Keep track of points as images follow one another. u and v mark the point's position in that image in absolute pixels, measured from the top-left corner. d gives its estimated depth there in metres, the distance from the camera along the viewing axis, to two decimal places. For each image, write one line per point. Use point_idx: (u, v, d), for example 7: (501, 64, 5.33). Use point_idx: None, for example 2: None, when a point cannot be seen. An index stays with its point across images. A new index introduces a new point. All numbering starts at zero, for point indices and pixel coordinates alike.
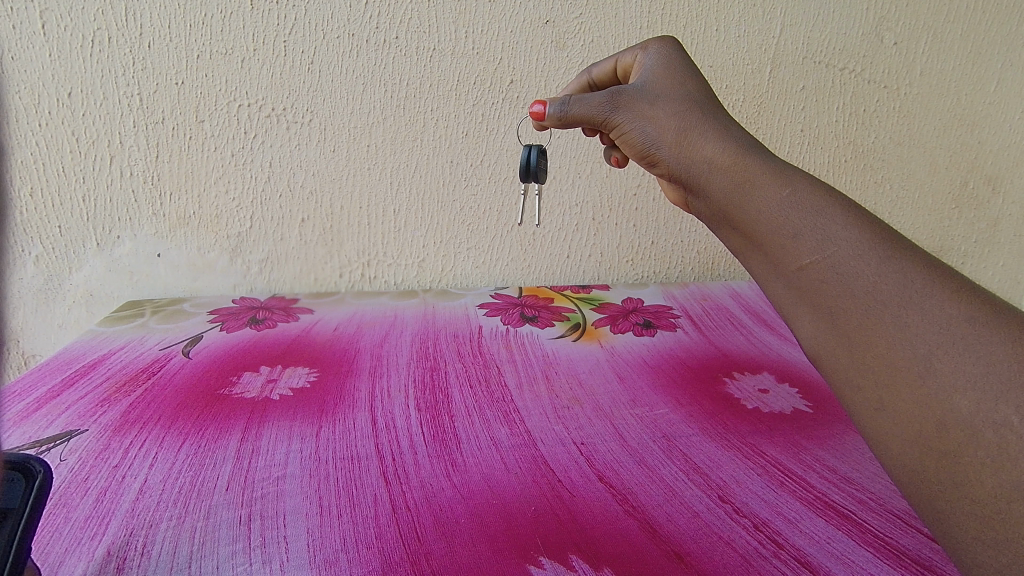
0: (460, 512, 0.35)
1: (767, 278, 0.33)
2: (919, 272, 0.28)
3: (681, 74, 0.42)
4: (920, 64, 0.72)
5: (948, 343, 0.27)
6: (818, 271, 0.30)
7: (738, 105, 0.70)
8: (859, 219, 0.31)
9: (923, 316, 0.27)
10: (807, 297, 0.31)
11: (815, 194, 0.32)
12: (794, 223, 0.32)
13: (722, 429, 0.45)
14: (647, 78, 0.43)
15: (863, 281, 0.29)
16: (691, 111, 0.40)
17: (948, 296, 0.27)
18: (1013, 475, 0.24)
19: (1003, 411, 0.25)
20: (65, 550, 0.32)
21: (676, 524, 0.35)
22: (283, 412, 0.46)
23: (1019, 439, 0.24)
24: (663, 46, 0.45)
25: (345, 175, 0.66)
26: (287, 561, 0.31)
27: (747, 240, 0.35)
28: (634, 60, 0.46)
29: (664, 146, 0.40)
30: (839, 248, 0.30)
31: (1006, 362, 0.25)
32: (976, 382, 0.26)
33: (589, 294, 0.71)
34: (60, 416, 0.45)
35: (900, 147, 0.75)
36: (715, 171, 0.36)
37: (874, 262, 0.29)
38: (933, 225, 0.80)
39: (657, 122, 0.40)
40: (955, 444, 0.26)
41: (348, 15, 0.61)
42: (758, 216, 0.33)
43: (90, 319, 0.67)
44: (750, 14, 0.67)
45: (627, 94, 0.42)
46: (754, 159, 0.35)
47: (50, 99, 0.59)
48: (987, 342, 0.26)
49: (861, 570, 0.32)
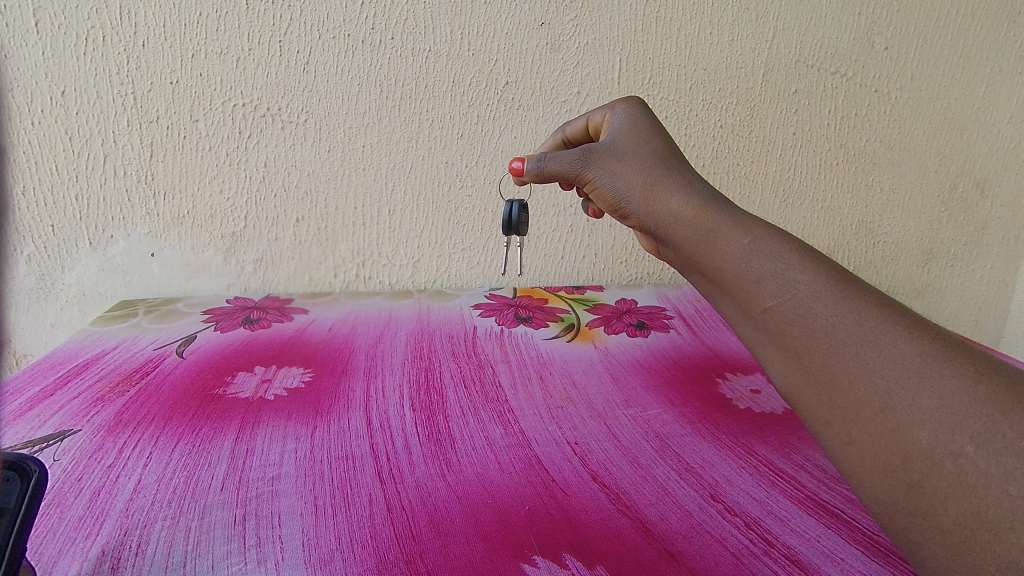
0: (455, 513, 0.36)
1: (738, 320, 0.35)
2: (874, 312, 0.30)
3: (646, 131, 0.45)
4: (911, 68, 0.73)
5: (904, 378, 0.27)
6: (780, 312, 0.32)
7: (731, 108, 0.71)
8: (817, 263, 0.32)
9: (880, 353, 0.28)
10: (774, 337, 0.32)
11: (772, 241, 0.34)
12: (755, 268, 0.34)
13: (714, 429, 0.46)
14: (615, 135, 0.45)
15: (822, 320, 0.30)
16: (655, 166, 0.42)
17: (903, 334, 0.29)
18: (974, 504, 0.25)
19: (959, 441, 0.26)
20: (59, 550, 0.32)
21: (669, 523, 0.35)
22: (278, 412, 0.46)
23: (976, 469, 0.25)
24: (628, 106, 0.47)
25: (340, 175, 0.67)
26: (281, 561, 0.31)
27: (715, 286, 0.37)
28: (603, 119, 0.49)
29: (632, 199, 0.42)
30: (798, 290, 0.32)
31: (957, 396, 0.26)
32: (932, 416, 0.26)
33: (584, 295, 0.72)
34: (53, 416, 0.45)
35: (890, 150, 0.76)
36: (680, 223, 0.39)
37: (832, 303, 0.30)
38: (922, 228, 0.81)
39: (625, 177, 0.42)
40: (920, 475, 0.26)
41: (343, 16, 0.61)
42: (724, 265, 0.35)
43: (82, 319, 0.67)
44: (744, 18, 0.68)
45: (597, 152, 0.45)
46: (716, 211, 0.37)
47: (42, 98, 0.59)
48: (939, 375, 0.27)
49: (850, 567, 0.33)
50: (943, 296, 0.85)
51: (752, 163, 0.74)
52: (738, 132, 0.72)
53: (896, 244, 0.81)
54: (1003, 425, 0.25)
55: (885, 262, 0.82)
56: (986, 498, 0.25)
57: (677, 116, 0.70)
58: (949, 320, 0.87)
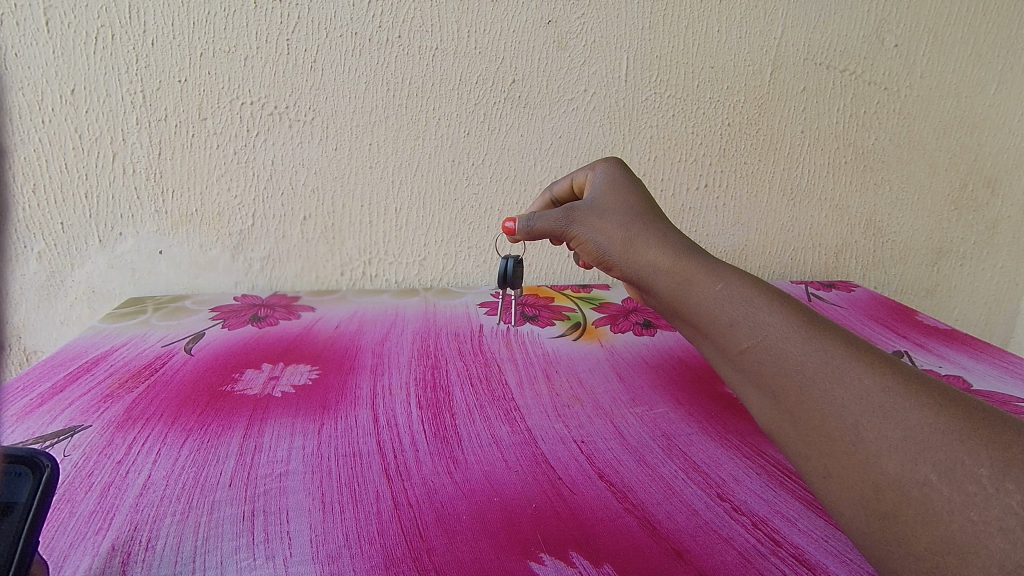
0: (462, 511, 0.36)
1: (718, 362, 0.36)
2: (839, 349, 0.31)
3: (624, 189, 0.46)
4: (922, 66, 0.73)
5: (869, 412, 0.28)
6: (755, 354, 0.33)
7: (740, 106, 0.70)
8: (784, 306, 0.34)
9: (846, 389, 0.29)
10: (753, 379, 0.33)
11: (743, 287, 0.35)
12: (729, 313, 0.35)
13: (721, 429, 0.46)
14: (596, 195, 0.46)
15: (790, 360, 0.31)
16: (634, 220, 0.43)
17: (865, 369, 0.30)
18: (942, 531, 0.25)
19: (923, 470, 0.26)
20: (71, 543, 0.32)
21: (676, 522, 0.35)
22: (286, 409, 0.46)
23: (941, 496, 0.25)
24: (608, 166, 0.48)
25: (347, 173, 0.67)
26: (290, 557, 0.32)
27: (695, 330, 0.37)
28: (585, 178, 0.49)
29: (614, 253, 0.43)
30: (768, 332, 0.33)
31: (919, 426, 0.27)
32: (896, 446, 0.27)
33: (589, 294, 0.72)
34: (63, 412, 0.45)
35: (899, 149, 0.76)
36: (659, 274, 0.40)
37: (800, 343, 0.32)
38: (932, 226, 0.80)
39: (607, 233, 0.43)
40: (892, 504, 0.27)
41: (351, 15, 0.61)
42: (700, 312, 0.36)
43: (92, 316, 0.67)
44: (753, 16, 0.67)
45: (580, 211, 0.45)
46: (691, 260, 0.39)
47: (53, 96, 0.59)
48: (900, 408, 0.28)
49: (859, 568, 0.32)
50: (953, 295, 0.85)
51: (760, 161, 0.73)
52: (746, 130, 0.72)
53: (905, 243, 0.81)
54: (961, 452, 0.26)
55: (893, 261, 0.81)
56: (951, 524, 0.25)
57: (684, 114, 0.70)
58: (958, 319, 0.87)
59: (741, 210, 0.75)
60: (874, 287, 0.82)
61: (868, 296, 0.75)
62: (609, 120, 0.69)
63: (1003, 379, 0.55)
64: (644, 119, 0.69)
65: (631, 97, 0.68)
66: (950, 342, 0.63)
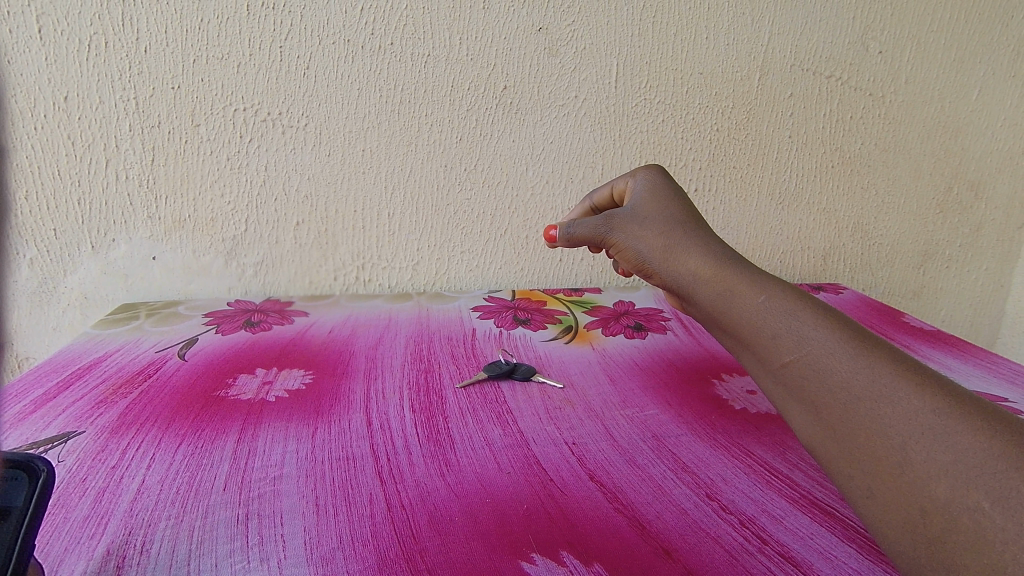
0: (454, 511, 0.36)
1: (760, 375, 0.37)
2: (886, 368, 0.31)
3: (665, 198, 0.46)
4: (905, 72, 0.74)
5: (919, 434, 0.29)
6: (798, 368, 0.34)
7: (728, 112, 0.71)
8: (829, 321, 0.35)
9: (895, 409, 0.30)
10: (795, 393, 0.34)
11: (787, 300, 0.36)
12: (771, 325, 0.36)
13: (710, 429, 0.46)
14: (636, 202, 0.47)
15: (838, 376, 0.32)
16: (674, 229, 0.43)
17: (914, 390, 0.30)
18: (993, 560, 0.25)
19: (975, 497, 0.26)
20: (65, 549, 0.32)
21: (665, 521, 0.36)
22: (280, 413, 0.46)
23: (994, 525, 0.25)
24: (650, 174, 0.49)
25: (340, 178, 0.67)
26: (284, 559, 0.32)
27: (737, 342, 0.38)
28: (625, 186, 0.50)
29: (654, 261, 0.44)
30: (812, 346, 0.34)
31: (971, 451, 0.27)
32: (947, 470, 0.27)
33: (581, 297, 0.73)
34: (58, 418, 0.45)
35: (885, 153, 0.77)
36: (700, 283, 0.40)
37: (846, 359, 0.33)
38: (918, 229, 0.81)
39: (647, 241, 0.44)
40: (940, 529, 0.27)
41: (344, 22, 0.62)
42: (743, 323, 0.37)
43: (84, 322, 0.67)
44: (739, 23, 0.68)
45: (620, 218, 0.46)
46: (732, 271, 0.40)
47: (45, 103, 0.59)
48: (952, 431, 0.28)
49: (842, 564, 0.33)
50: (940, 297, 0.86)
51: (748, 166, 0.74)
52: (734, 135, 0.73)
53: (892, 246, 0.82)
54: (1017, 480, 0.26)
55: (880, 264, 0.83)
56: (1004, 554, 0.25)
57: (673, 120, 0.71)
58: (945, 321, 0.88)
59: (730, 213, 0.76)
60: (862, 289, 0.83)
61: (856, 299, 0.76)
62: (600, 125, 0.70)
63: (986, 380, 0.56)
64: (634, 125, 0.70)
65: (621, 103, 0.69)
66: (937, 343, 0.64)
